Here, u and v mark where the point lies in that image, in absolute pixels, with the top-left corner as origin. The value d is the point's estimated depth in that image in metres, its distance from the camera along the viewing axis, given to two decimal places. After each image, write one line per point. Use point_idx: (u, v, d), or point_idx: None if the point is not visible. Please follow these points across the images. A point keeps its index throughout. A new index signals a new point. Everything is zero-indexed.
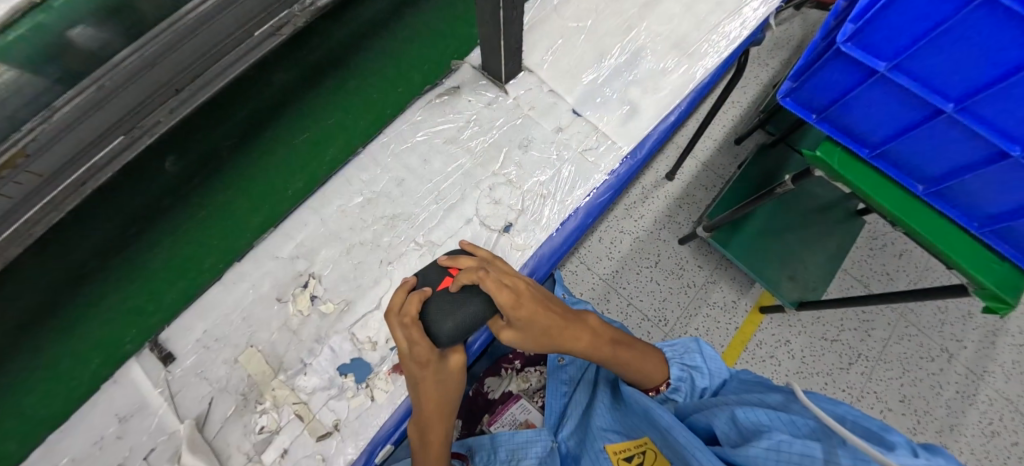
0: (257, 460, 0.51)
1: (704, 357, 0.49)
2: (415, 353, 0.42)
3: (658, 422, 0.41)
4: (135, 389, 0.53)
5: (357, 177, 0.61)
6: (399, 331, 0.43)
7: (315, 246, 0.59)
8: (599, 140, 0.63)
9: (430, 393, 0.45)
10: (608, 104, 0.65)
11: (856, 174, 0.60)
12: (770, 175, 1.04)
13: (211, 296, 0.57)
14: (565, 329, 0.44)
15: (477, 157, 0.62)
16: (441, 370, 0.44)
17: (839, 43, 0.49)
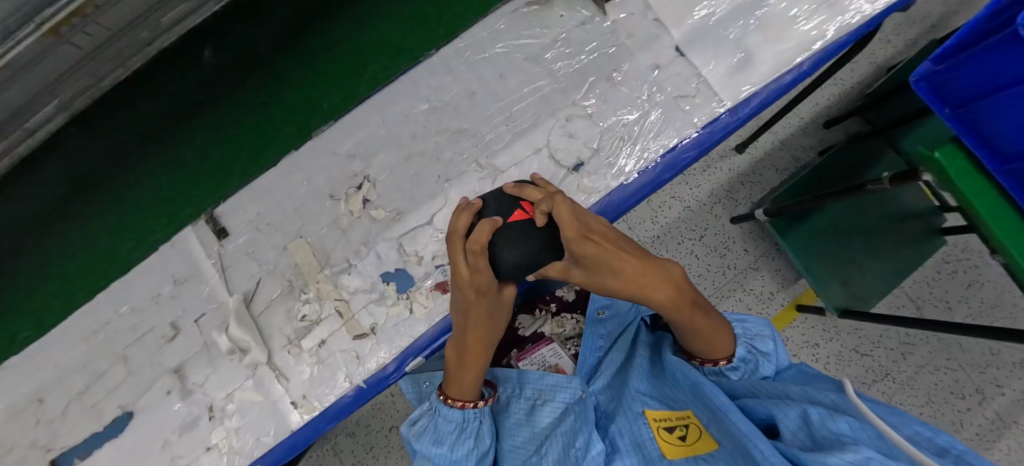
0: (296, 344, 0.53)
1: (773, 344, 0.46)
2: (474, 281, 0.43)
3: (711, 402, 0.39)
4: (191, 256, 0.56)
5: (426, 81, 0.56)
6: (461, 259, 0.44)
7: (374, 148, 0.56)
8: (699, 89, 0.55)
9: (480, 319, 0.46)
10: (720, 47, 0.56)
11: (978, 195, 0.44)
12: (856, 169, 0.92)
13: (266, 180, 0.56)
14: (638, 277, 0.41)
15: (558, 83, 0.56)
16: (494, 300, 0.46)
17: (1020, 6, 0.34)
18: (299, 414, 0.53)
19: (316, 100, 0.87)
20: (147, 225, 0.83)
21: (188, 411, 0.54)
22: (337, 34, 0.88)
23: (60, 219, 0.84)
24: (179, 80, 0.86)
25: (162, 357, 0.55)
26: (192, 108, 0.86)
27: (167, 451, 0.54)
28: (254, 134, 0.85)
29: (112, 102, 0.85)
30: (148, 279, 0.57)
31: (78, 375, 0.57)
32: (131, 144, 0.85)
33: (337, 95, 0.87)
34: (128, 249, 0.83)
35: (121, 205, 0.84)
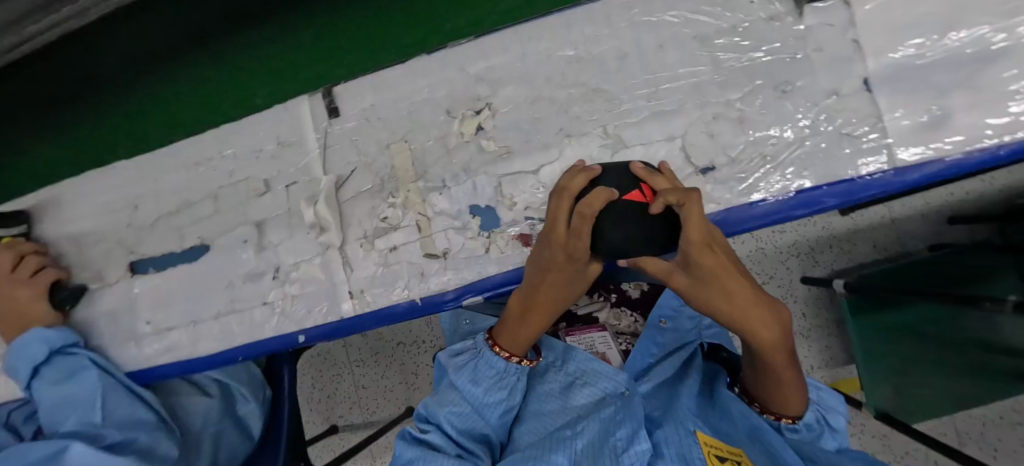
0: (370, 241, 0.54)
1: (840, 423, 0.43)
2: (568, 245, 0.42)
3: (777, 458, 0.36)
4: (300, 124, 0.57)
5: (581, 27, 0.53)
6: (563, 218, 0.42)
7: (505, 78, 0.53)
8: (871, 131, 0.47)
9: (555, 282, 0.45)
10: (919, 95, 0.46)
11: None
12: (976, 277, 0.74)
13: (392, 75, 0.55)
14: (745, 304, 0.38)
15: (719, 75, 0.51)
16: (577, 269, 0.44)
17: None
18: (351, 305, 0.54)
19: (443, 18, 0.81)
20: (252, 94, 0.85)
21: (257, 264, 0.58)
22: None
23: (179, 57, 0.89)
24: None
25: (248, 207, 0.58)
26: None
27: (229, 291, 0.59)
28: (370, 31, 0.83)
29: None
30: (256, 131, 0.59)
31: (174, 197, 0.61)
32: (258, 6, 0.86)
33: (465, 19, 0.80)
34: (229, 103, 0.87)
35: (234, 58, 0.87)
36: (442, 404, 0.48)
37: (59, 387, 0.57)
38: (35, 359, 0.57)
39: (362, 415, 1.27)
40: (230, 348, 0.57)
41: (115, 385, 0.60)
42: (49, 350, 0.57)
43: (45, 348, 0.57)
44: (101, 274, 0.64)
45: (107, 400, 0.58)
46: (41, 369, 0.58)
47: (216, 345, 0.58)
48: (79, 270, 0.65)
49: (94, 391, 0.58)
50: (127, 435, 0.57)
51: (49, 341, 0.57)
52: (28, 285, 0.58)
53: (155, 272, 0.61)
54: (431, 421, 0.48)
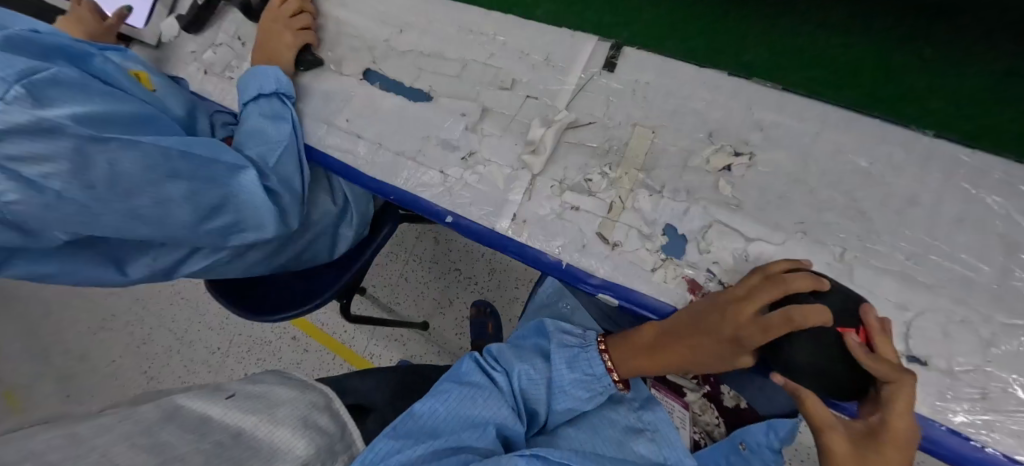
0: (560, 187, 0.56)
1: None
2: (743, 337, 0.39)
3: None
4: (575, 58, 0.59)
5: (892, 149, 0.48)
6: (751, 308, 0.39)
7: (783, 143, 0.51)
8: None
9: (698, 350, 0.44)
10: None
11: None
12: None
13: (683, 72, 0.55)
14: None
15: (999, 286, 0.44)
16: (728, 355, 0.42)
17: None
18: (507, 225, 0.56)
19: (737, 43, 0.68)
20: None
21: (458, 138, 0.62)
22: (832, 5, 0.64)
23: None
24: None
25: (484, 91, 0.62)
26: None
27: (421, 143, 0.63)
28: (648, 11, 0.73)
29: None
30: (535, 38, 0.62)
31: (433, 43, 0.67)
32: None
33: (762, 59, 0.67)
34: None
35: None
36: (520, 360, 0.52)
37: (263, 119, 0.66)
38: (263, 89, 0.67)
39: (388, 298, 1.35)
40: (391, 185, 0.63)
41: (294, 148, 0.67)
42: (275, 89, 0.67)
43: (275, 86, 0.67)
44: (340, 60, 0.72)
45: (284, 154, 0.65)
46: (261, 99, 0.68)
47: (382, 174, 0.64)
48: (326, 45, 0.73)
49: (282, 140, 0.66)
50: (279, 189, 0.63)
51: (279, 83, 0.67)
52: (292, 35, 0.70)
53: (378, 87, 0.68)
54: (500, 364, 0.52)
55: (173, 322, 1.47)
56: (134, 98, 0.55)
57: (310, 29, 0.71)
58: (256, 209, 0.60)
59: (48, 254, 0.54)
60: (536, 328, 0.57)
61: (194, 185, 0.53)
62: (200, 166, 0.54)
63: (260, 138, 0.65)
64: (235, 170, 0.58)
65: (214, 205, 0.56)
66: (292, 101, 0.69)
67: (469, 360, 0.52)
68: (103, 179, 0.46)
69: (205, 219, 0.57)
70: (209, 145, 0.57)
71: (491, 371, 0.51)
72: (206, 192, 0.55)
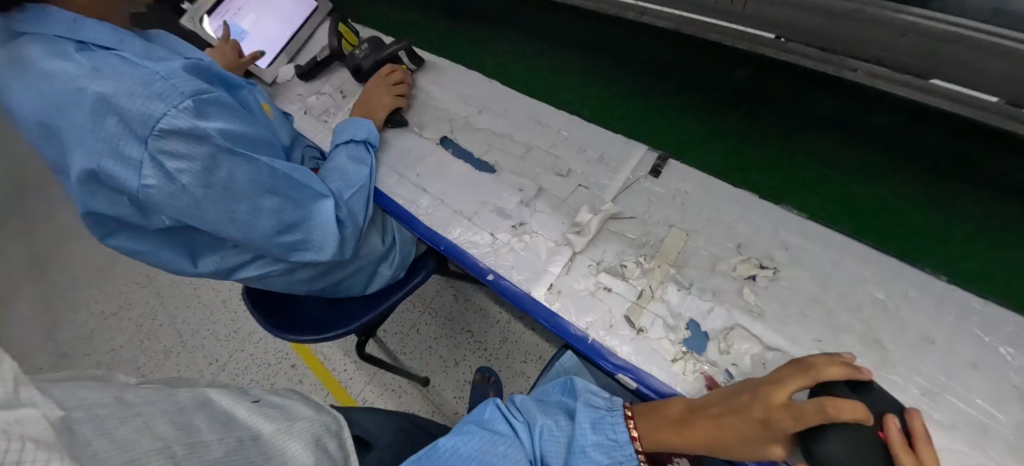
0: (596, 268, 0.62)
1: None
2: (776, 411, 0.39)
3: None
4: (624, 160, 0.69)
5: (906, 288, 0.53)
6: (788, 381, 0.40)
7: (805, 265, 0.56)
8: None
9: (727, 427, 0.42)
10: None
11: None
12: None
13: (718, 189, 0.63)
14: None
15: (1015, 438, 0.44)
16: (759, 439, 0.40)
17: None
18: (543, 293, 0.61)
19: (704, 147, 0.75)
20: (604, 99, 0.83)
21: (512, 208, 0.70)
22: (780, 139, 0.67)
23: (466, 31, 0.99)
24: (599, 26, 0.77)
25: (542, 173, 0.71)
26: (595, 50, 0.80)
27: (479, 206, 0.72)
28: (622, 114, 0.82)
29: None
30: (593, 138, 0.72)
31: (505, 127, 0.79)
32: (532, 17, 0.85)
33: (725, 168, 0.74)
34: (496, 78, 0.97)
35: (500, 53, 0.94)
36: (544, 414, 0.53)
37: (348, 160, 0.77)
38: (356, 136, 0.78)
39: (395, 345, 1.35)
40: (443, 237, 0.70)
41: (367, 188, 0.77)
42: (365, 139, 0.79)
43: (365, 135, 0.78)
44: (422, 125, 0.84)
45: (357, 192, 0.75)
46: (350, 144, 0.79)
47: (438, 227, 0.71)
48: (413, 112, 0.87)
49: (360, 180, 0.75)
50: (345, 220, 0.71)
51: (369, 134, 0.79)
52: (389, 98, 0.83)
53: (451, 153, 0.79)
54: (523, 415, 0.54)
55: (182, 325, 1.49)
56: (258, 124, 0.66)
57: (404, 96, 0.85)
58: (322, 233, 0.67)
59: (147, 233, 0.62)
60: (564, 385, 0.58)
61: (282, 203, 0.62)
62: (292, 188, 0.63)
63: (341, 175, 0.75)
64: (317, 198, 0.66)
65: (290, 222, 0.64)
66: (374, 149, 0.80)
67: (492, 407, 0.55)
68: (220, 183, 0.54)
69: (280, 233, 0.64)
70: (303, 172, 0.66)
71: (513, 420, 0.53)
72: (289, 210, 0.63)
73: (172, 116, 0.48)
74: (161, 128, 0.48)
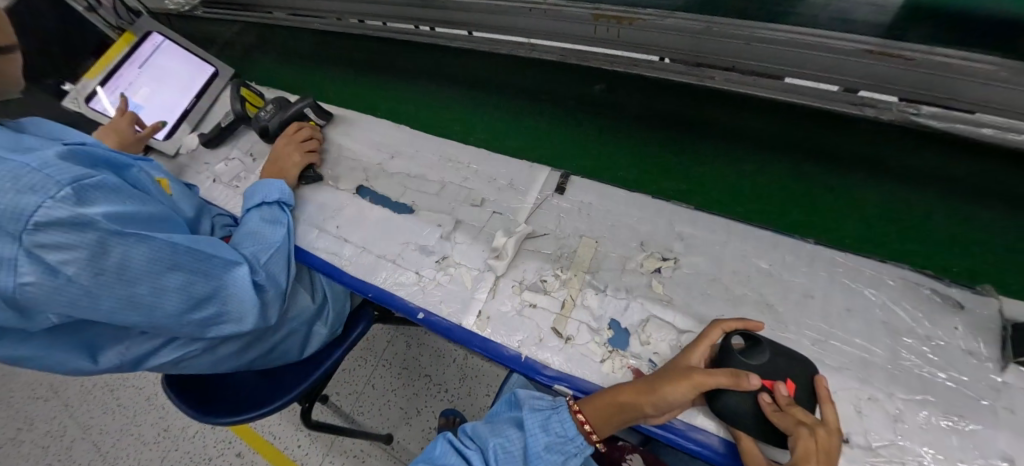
0: (520, 288, 0.64)
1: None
2: (692, 351, 0.47)
3: None
4: (530, 181, 0.74)
5: (784, 254, 0.60)
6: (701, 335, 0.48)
7: (700, 250, 0.62)
8: None
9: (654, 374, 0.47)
10: None
11: None
12: None
13: (616, 194, 0.69)
14: None
15: (892, 366, 0.51)
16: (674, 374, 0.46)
17: None
18: (473, 321, 0.63)
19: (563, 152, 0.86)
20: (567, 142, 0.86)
21: (434, 244, 0.71)
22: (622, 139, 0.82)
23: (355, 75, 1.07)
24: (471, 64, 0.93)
25: (458, 207, 0.74)
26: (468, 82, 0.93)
27: (402, 247, 0.73)
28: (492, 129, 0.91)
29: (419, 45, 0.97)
30: (501, 168, 0.77)
31: (419, 168, 0.82)
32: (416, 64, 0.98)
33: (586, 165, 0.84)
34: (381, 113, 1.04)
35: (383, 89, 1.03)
36: (495, 434, 0.52)
37: (263, 223, 0.75)
38: (267, 197, 0.77)
39: (352, 407, 1.28)
40: (371, 283, 0.70)
41: (284, 248, 0.75)
42: (279, 200, 0.78)
43: (278, 196, 0.77)
44: (337, 178, 0.85)
45: (274, 254, 0.72)
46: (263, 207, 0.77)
47: (365, 275, 0.71)
48: (327, 166, 0.87)
49: (276, 242, 0.73)
50: (266, 284, 0.69)
51: (283, 195, 0.78)
52: (299, 155, 0.83)
53: (368, 200, 0.80)
54: (476, 441, 0.52)
55: (100, 435, 1.32)
56: (153, 201, 0.64)
57: (316, 152, 0.86)
58: (240, 301, 0.65)
59: (31, 335, 0.56)
60: (510, 400, 0.57)
61: (190, 278, 0.59)
62: (201, 260, 0.60)
63: (255, 239, 0.73)
64: (230, 266, 0.64)
65: (202, 296, 0.61)
66: (290, 209, 0.79)
67: (443, 441, 0.53)
68: (113, 267, 0.52)
69: (192, 309, 0.60)
70: (211, 243, 0.64)
71: (464, 449, 0.51)
72: (199, 284, 0.60)
73: (50, 206, 0.46)
74: (36, 221, 0.45)
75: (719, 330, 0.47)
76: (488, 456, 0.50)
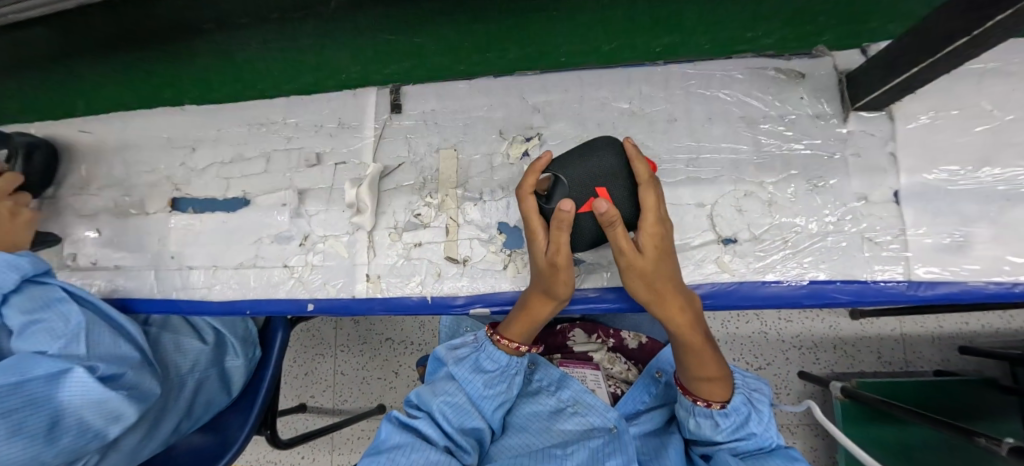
0: (399, 232, 0.57)
1: (765, 408, 0.46)
2: (535, 244, 0.46)
3: (693, 428, 0.45)
4: (361, 111, 0.63)
5: (639, 85, 0.57)
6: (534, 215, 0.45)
7: (560, 114, 0.57)
8: (871, 238, 0.49)
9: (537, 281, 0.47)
10: (936, 239, 0.47)
11: None
12: (947, 411, 0.83)
13: (456, 88, 0.61)
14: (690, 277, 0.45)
15: (758, 157, 0.53)
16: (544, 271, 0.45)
17: (870, 278, 0.48)
18: (365, 286, 0.56)
19: (333, 65, 0.85)
20: (334, 58, 0.85)
21: (288, 228, 0.61)
22: (393, 35, 0.82)
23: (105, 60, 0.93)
24: (256, 50, 0.87)
25: (296, 174, 0.62)
26: (255, 48, 0.87)
27: (256, 247, 0.61)
28: (243, 74, 0.88)
29: (204, 48, 0.89)
30: (321, 109, 0.64)
31: (230, 148, 0.66)
32: (186, 57, 0.90)
33: (356, 72, 0.83)
34: (138, 95, 0.92)
35: (135, 69, 0.92)
36: (436, 393, 0.49)
37: (33, 316, 0.53)
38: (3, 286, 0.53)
39: (333, 400, 1.26)
40: (243, 300, 0.59)
41: (97, 324, 0.56)
42: (20, 278, 0.55)
43: (14, 277, 0.54)
44: (142, 201, 0.68)
45: (89, 335, 0.54)
46: (10, 298, 0.55)
47: (230, 294, 0.60)
48: (124, 193, 0.69)
49: (77, 324, 0.54)
50: (117, 370, 0.53)
51: (19, 270, 0.55)
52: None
53: (192, 212, 0.65)
54: (422, 408, 0.49)
55: None
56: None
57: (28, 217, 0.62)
58: (101, 406, 0.50)
59: None
60: (434, 357, 0.55)
61: (10, 420, 0.44)
62: (9, 395, 0.45)
63: (45, 332, 0.52)
64: (56, 378, 0.49)
65: (46, 427, 0.47)
66: (48, 279, 0.58)
67: (387, 422, 0.48)
68: None
69: (46, 443, 0.47)
70: (12, 364, 0.48)
71: (410, 421, 0.48)
72: (29, 419, 0.46)
73: None
74: None
75: (528, 194, 0.45)
76: (437, 420, 0.47)
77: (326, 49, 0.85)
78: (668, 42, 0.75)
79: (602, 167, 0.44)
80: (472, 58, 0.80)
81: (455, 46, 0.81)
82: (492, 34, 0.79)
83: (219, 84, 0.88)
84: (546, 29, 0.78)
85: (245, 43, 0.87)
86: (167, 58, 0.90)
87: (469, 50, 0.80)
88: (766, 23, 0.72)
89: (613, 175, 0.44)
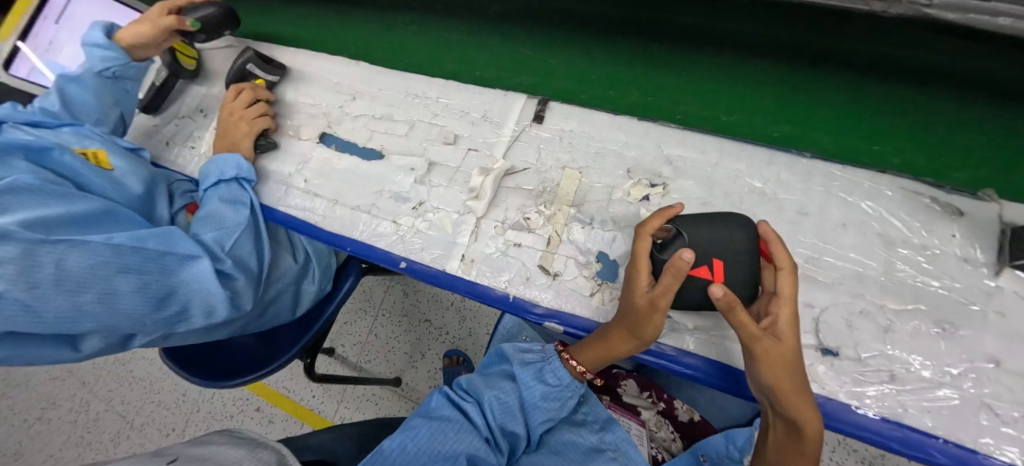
0: (504, 227, 0.61)
1: None
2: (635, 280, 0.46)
3: None
4: (506, 111, 0.68)
5: (779, 169, 0.57)
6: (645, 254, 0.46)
7: (690, 172, 0.58)
8: (994, 407, 0.44)
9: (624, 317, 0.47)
10: None
11: None
12: None
13: (598, 118, 0.64)
14: None
15: (885, 279, 0.51)
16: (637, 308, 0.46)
17: (983, 451, 0.43)
18: (458, 265, 0.60)
19: (471, 62, 0.93)
20: (476, 57, 0.93)
21: (408, 190, 0.67)
22: (542, 53, 0.90)
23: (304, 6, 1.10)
24: (423, 31, 0.98)
25: (431, 147, 0.69)
26: (423, 30, 0.98)
27: (375, 197, 0.68)
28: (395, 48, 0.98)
29: (383, 19, 1.02)
30: (472, 99, 0.71)
31: (383, 107, 0.75)
32: (367, 22, 1.03)
33: (492, 71, 0.91)
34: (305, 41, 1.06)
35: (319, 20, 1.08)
36: (490, 386, 0.52)
37: (223, 204, 0.66)
38: (223, 174, 0.68)
39: (359, 356, 1.32)
40: (348, 238, 0.66)
41: (248, 231, 0.66)
42: (235, 175, 0.68)
43: (234, 173, 0.68)
44: (297, 127, 0.77)
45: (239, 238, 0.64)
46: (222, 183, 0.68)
47: (339, 229, 0.67)
48: (285, 115, 0.79)
49: (241, 222, 0.65)
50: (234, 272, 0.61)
51: (239, 170, 0.68)
52: (248, 124, 0.71)
53: (334, 149, 0.74)
54: (473, 394, 0.52)
55: (122, 406, 1.34)
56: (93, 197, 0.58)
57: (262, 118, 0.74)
58: (205, 298, 0.58)
59: None
60: (497, 353, 0.57)
61: (141, 279, 0.53)
62: (152, 259, 0.54)
63: (217, 222, 0.64)
64: (188, 260, 0.57)
65: (163, 294, 0.55)
66: (251, 185, 0.70)
67: (439, 395, 0.52)
68: (49, 279, 0.48)
69: (157, 308, 0.55)
70: (164, 233, 0.57)
71: (460, 402, 0.51)
72: (154, 283, 0.54)
73: None
74: None
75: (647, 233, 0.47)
76: (485, 411, 0.49)
77: (480, 47, 0.93)
78: (787, 131, 0.77)
79: (726, 238, 0.45)
80: (597, 91, 0.85)
81: (593, 79, 0.87)
82: (632, 79, 0.84)
83: (373, 51, 0.99)
84: (680, 88, 0.82)
85: (417, 24, 0.99)
86: (350, 18, 1.05)
87: (605, 84, 0.85)
88: (891, 139, 0.72)
89: (735, 250, 0.45)
